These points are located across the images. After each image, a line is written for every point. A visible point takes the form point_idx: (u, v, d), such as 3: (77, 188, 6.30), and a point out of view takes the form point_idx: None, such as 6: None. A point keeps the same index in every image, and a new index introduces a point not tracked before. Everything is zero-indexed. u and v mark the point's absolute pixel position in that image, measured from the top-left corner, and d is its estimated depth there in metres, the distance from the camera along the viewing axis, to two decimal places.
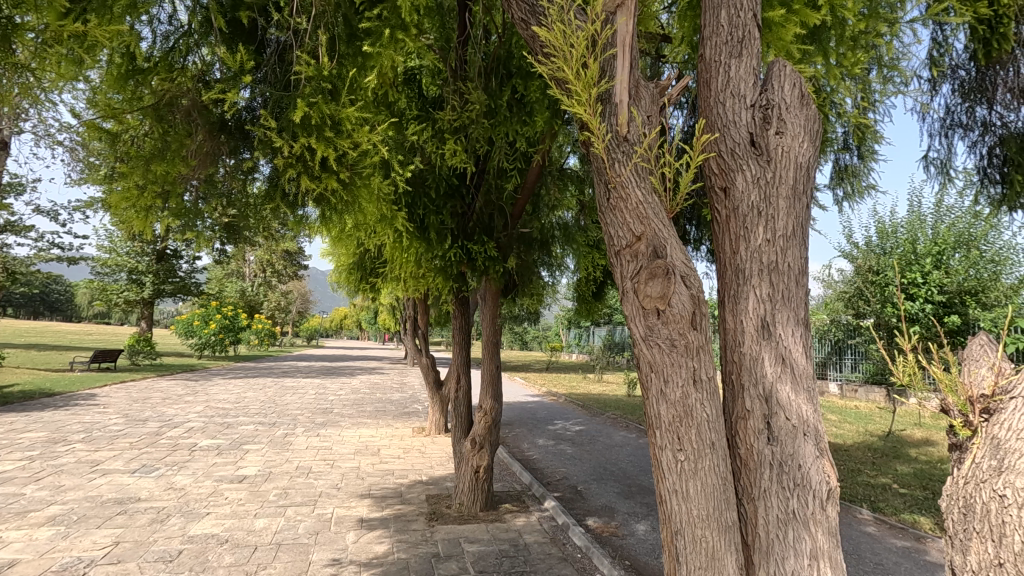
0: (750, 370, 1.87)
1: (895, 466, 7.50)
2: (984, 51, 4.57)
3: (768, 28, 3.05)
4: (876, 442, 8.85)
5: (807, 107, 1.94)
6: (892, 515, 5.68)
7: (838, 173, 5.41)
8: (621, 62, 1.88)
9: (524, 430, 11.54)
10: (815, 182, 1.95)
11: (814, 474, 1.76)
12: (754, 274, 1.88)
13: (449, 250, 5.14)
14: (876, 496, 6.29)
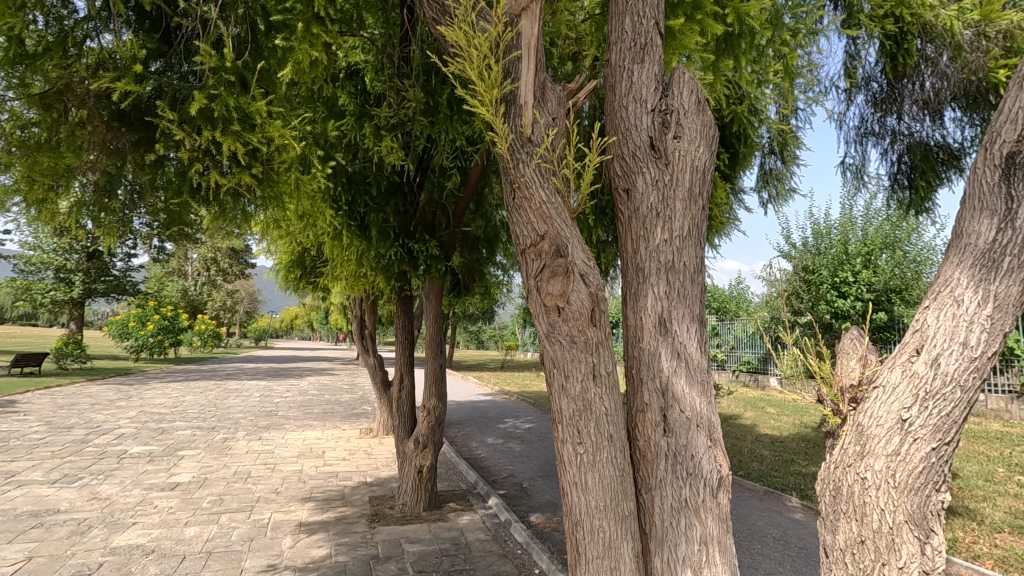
0: (648, 365, 1.94)
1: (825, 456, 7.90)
2: (892, 65, 4.91)
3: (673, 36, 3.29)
4: (809, 434, 9.32)
5: (703, 113, 2.02)
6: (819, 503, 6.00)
7: (763, 177, 5.69)
8: (526, 64, 1.91)
9: (474, 429, 11.52)
10: (712, 185, 2.04)
11: (705, 463, 1.84)
12: (652, 274, 1.96)
13: (389, 249, 5.01)
14: (805, 484, 6.62)
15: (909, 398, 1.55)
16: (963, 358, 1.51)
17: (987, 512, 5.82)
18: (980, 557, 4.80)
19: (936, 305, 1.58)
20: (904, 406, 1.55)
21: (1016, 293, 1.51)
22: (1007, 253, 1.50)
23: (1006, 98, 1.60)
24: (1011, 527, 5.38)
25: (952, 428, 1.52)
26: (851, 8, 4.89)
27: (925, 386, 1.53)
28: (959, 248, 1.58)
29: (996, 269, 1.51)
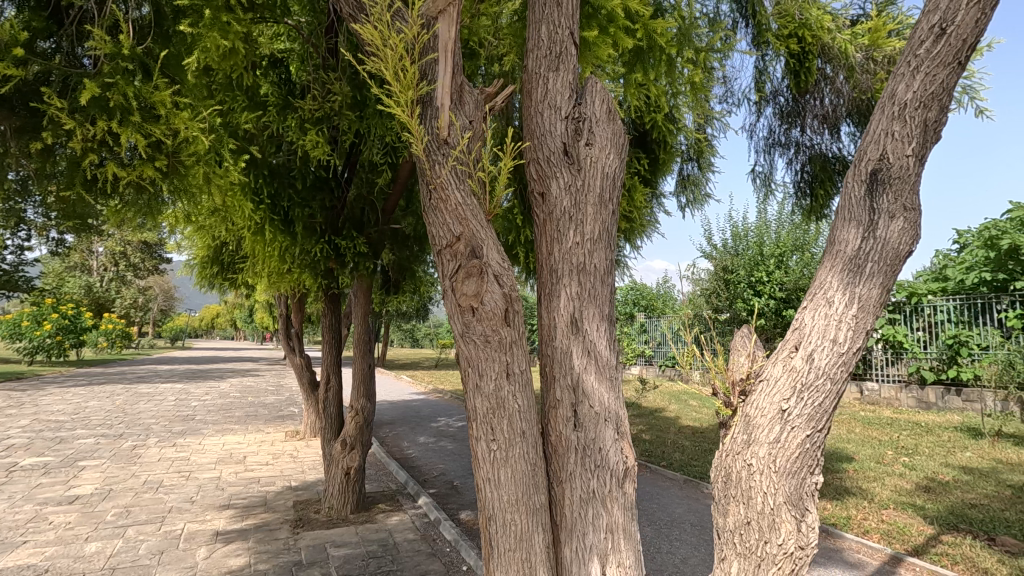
0: (561, 363, 2.02)
1: None
2: (797, 82, 5.37)
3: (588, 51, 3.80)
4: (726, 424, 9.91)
5: (614, 121, 2.11)
6: None
7: (682, 182, 6.00)
8: (443, 67, 1.93)
9: (406, 428, 11.37)
10: (622, 190, 2.14)
11: (612, 455, 1.94)
12: (565, 275, 2.03)
13: (314, 245, 4.82)
14: None
15: (789, 391, 1.70)
16: (834, 354, 1.68)
17: (876, 491, 6.43)
18: (868, 532, 5.30)
19: (812, 306, 1.75)
20: (784, 398, 1.71)
21: (877, 294, 1.70)
22: (870, 259, 1.68)
23: (870, 121, 1.79)
24: (895, 503, 5.97)
25: (823, 416, 1.69)
26: (760, 27, 5.37)
27: (802, 378, 1.70)
28: (832, 254, 1.75)
29: (860, 273, 1.69)
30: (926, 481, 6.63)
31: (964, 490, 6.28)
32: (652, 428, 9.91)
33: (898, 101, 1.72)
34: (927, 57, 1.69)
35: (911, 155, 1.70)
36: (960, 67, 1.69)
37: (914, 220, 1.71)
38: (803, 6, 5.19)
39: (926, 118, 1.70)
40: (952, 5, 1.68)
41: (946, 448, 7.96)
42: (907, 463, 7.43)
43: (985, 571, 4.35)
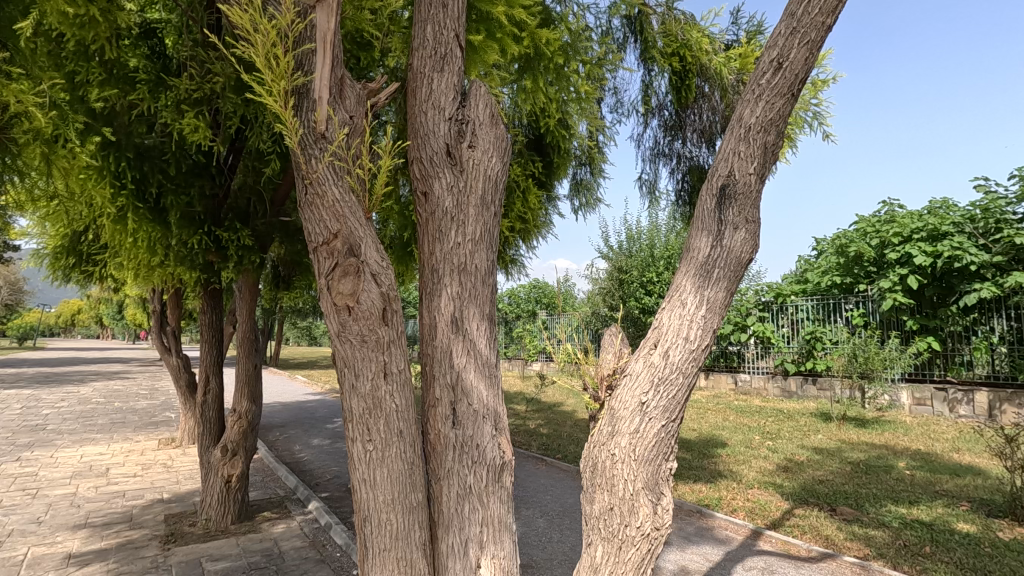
0: (441, 362, 2.04)
1: None
2: (679, 97, 5.84)
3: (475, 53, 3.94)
4: None
5: (497, 126, 2.16)
6: None
7: (575, 186, 6.30)
8: (321, 58, 1.87)
9: (299, 430, 10.82)
10: (504, 193, 2.19)
11: (490, 450, 1.99)
12: (446, 275, 2.06)
13: (190, 237, 4.36)
14: None
15: (647, 385, 1.85)
16: (686, 350, 1.85)
17: (744, 473, 7.11)
18: (735, 510, 5.87)
19: (669, 307, 1.91)
20: (644, 391, 1.85)
21: (723, 296, 1.89)
22: (717, 265, 1.87)
23: (722, 141, 1.98)
24: (759, 483, 6.65)
25: (677, 408, 1.86)
26: (646, 43, 5.76)
27: (659, 373, 1.85)
28: (688, 260, 1.93)
29: (709, 278, 1.87)
30: (785, 462, 7.44)
31: (815, 468, 7.14)
32: (549, 422, 10.24)
33: (744, 124, 1.93)
34: (767, 87, 1.91)
35: (753, 174, 1.90)
36: (794, 97, 1.93)
37: (754, 232, 1.92)
38: (685, 27, 5.63)
39: (765, 141, 1.91)
40: (787, 43, 1.91)
41: (802, 431, 8.99)
42: (770, 446, 8.29)
43: (828, 539, 4.98)
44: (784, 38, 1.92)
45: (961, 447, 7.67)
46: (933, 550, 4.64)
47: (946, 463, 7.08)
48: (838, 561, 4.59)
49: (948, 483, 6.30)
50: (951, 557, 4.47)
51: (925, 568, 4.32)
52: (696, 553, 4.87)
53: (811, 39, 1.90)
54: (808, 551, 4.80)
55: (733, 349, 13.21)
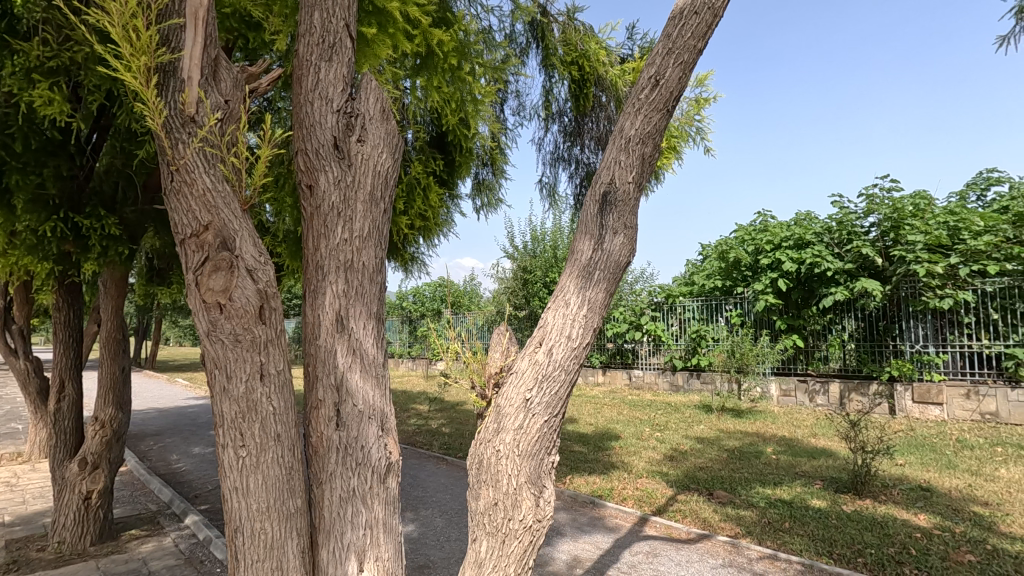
0: (324, 361, 1.97)
1: None
2: (577, 104, 6.08)
3: (365, 46, 3.85)
4: None
5: (388, 121, 2.12)
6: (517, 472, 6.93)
7: (478, 186, 6.45)
8: (191, 35, 1.74)
9: (177, 438, 9.91)
10: (395, 190, 2.15)
11: (375, 452, 1.95)
12: (331, 272, 1.99)
13: (40, 223, 3.84)
14: None
15: (531, 382, 1.91)
16: (568, 348, 1.93)
17: (635, 464, 7.55)
18: (625, 499, 6.22)
19: (554, 307, 1.99)
20: (528, 388, 1.91)
21: (603, 297, 1.99)
22: (598, 268, 1.97)
23: (606, 150, 2.09)
24: (648, 473, 7.09)
25: (559, 403, 1.93)
26: (548, 50, 5.92)
27: (543, 370, 1.92)
28: (572, 262, 2.02)
29: (590, 279, 1.97)
30: (671, 452, 8.00)
31: (696, 456, 7.74)
32: (452, 421, 10.23)
33: (625, 136, 2.05)
34: (645, 102, 2.05)
35: (632, 182, 2.03)
36: (669, 112, 2.08)
37: (632, 237, 2.04)
38: (584, 38, 5.88)
39: (643, 152, 2.04)
40: (664, 62, 2.05)
41: (686, 422, 9.71)
42: (659, 437, 8.87)
43: (705, 521, 5.43)
44: (662, 57, 2.06)
45: (817, 432, 8.67)
46: (791, 524, 5.21)
47: (805, 447, 7.98)
48: (713, 540, 5.01)
49: (806, 465, 7.11)
50: (806, 530, 5.04)
51: (784, 541, 4.84)
52: (588, 542, 5.09)
53: (684, 60, 2.07)
54: (688, 534, 5.20)
55: (628, 346, 13.98)
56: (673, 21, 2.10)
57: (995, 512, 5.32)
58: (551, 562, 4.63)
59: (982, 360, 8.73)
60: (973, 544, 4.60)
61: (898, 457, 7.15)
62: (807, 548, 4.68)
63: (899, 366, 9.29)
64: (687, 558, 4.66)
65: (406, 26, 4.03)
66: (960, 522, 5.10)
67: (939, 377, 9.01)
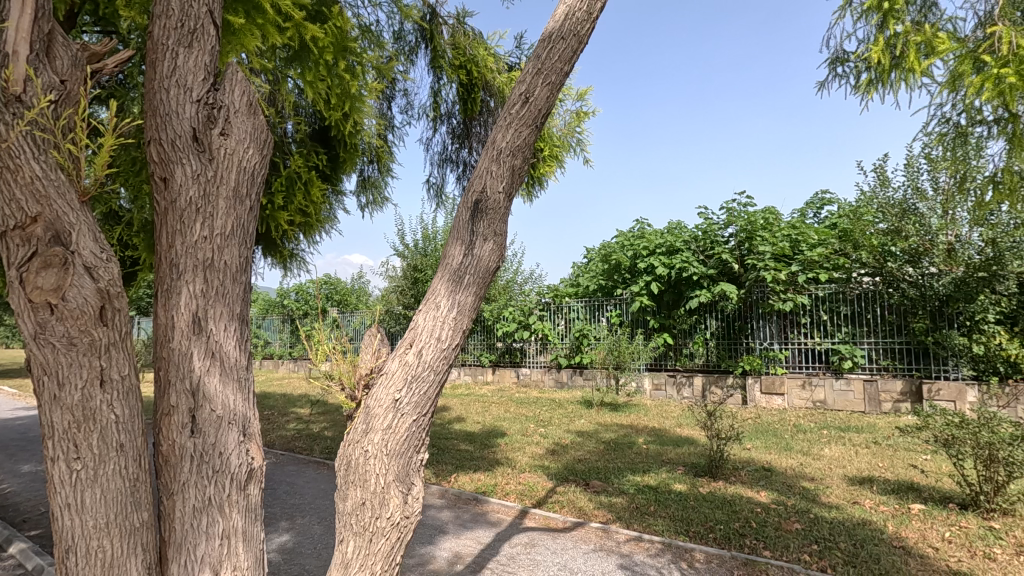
0: (177, 365, 1.86)
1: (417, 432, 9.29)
2: (465, 107, 6.20)
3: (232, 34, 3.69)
4: None
5: (256, 115, 2.05)
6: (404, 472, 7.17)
7: (363, 182, 6.41)
8: (17, 7, 1.61)
9: (2, 455, 8.56)
10: (261, 188, 2.08)
11: (234, 458, 1.87)
12: (187, 270, 1.88)
13: None
14: None
15: (401, 383, 1.96)
16: (437, 350, 2.00)
17: (519, 460, 7.80)
18: (508, 494, 6.42)
19: (425, 309, 2.06)
20: (397, 389, 1.96)
21: (472, 301, 2.09)
22: (468, 272, 2.07)
23: (479, 160, 2.20)
24: (530, 467, 7.38)
25: (428, 403, 2.00)
26: (436, 51, 5.93)
27: (412, 371, 1.98)
28: (444, 266, 2.10)
29: (460, 283, 2.06)
30: (553, 446, 8.39)
31: (576, 449, 8.19)
32: (335, 424, 9.87)
33: (497, 147, 2.17)
34: (516, 117, 2.18)
35: (502, 193, 2.14)
36: (538, 128, 2.22)
37: (501, 244, 2.16)
38: (473, 44, 5.99)
39: (513, 164, 2.17)
40: (533, 81, 2.21)
41: (568, 417, 10.22)
42: (542, 432, 9.25)
43: (580, 509, 5.78)
44: (532, 76, 2.21)
45: (681, 423, 9.55)
46: (655, 507, 5.71)
47: (671, 436, 8.76)
48: (586, 527, 5.35)
49: (671, 453, 7.79)
50: (668, 512, 5.55)
51: (649, 524, 5.30)
52: (470, 538, 5.19)
53: (552, 81, 2.23)
54: (564, 523, 5.50)
55: (517, 346, 14.37)
56: (543, 43, 2.27)
57: (818, 485, 6.23)
58: (432, 560, 4.66)
59: (814, 356, 10.14)
60: (800, 514, 5.36)
61: (746, 442, 8.11)
62: (668, 528, 5.17)
63: (750, 361, 10.51)
64: (563, 546, 4.92)
65: (278, 18, 3.91)
66: (792, 496, 5.90)
67: (781, 371, 10.31)
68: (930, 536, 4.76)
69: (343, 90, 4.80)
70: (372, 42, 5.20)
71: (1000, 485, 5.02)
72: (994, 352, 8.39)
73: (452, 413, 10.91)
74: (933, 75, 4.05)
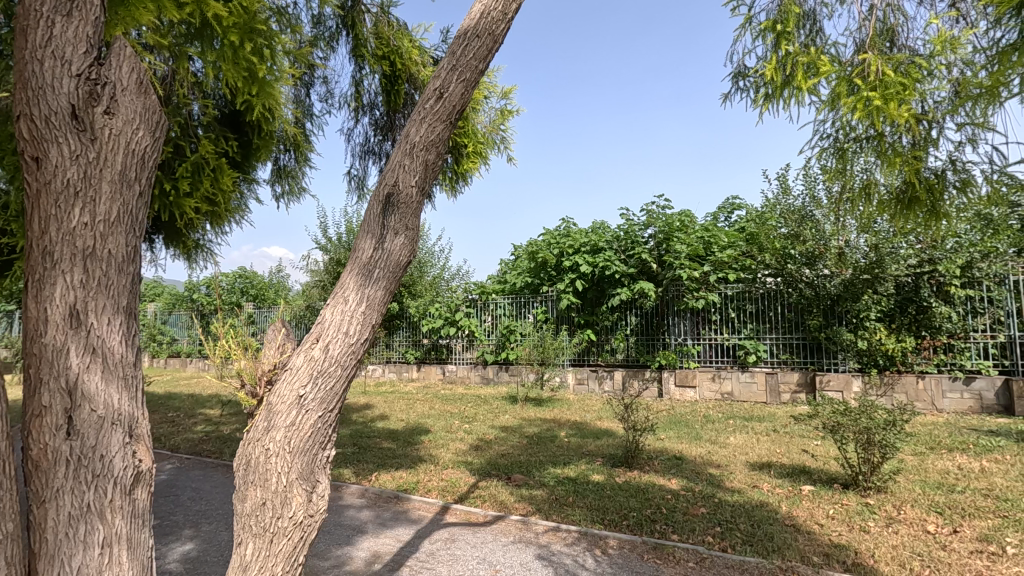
0: (50, 363, 1.71)
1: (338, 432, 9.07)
2: (388, 98, 6.08)
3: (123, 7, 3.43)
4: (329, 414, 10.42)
5: (146, 96, 1.92)
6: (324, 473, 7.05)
7: (278, 171, 6.14)
8: None
9: None
10: (152, 173, 1.95)
11: (117, 462, 1.75)
12: (63, 259, 1.73)
13: None
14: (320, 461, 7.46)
15: (306, 377, 1.91)
16: (345, 344, 1.97)
17: (442, 456, 7.78)
18: (429, 490, 6.38)
19: (333, 304, 2.01)
20: (302, 385, 1.90)
21: (382, 295, 2.07)
22: (378, 266, 2.05)
23: (392, 154, 2.18)
24: (454, 463, 7.38)
25: (334, 399, 1.96)
26: (357, 40, 5.79)
27: (317, 366, 1.93)
28: (353, 259, 2.07)
29: (370, 277, 2.03)
30: (477, 442, 8.43)
31: (499, 444, 8.28)
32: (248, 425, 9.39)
33: (410, 141, 2.16)
34: (429, 112, 2.18)
35: (415, 187, 2.14)
36: (452, 124, 2.23)
37: (413, 239, 2.15)
38: (396, 34, 5.89)
39: (427, 158, 2.16)
40: (448, 77, 2.21)
41: (493, 413, 10.31)
42: (467, 428, 9.27)
43: (501, 503, 5.86)
44: (447, 72, 2.22)
45: (602, 416, 9.90)
46: (574, 498, 5.90)
47: (591, 429, 9.06)
48: (506, 520, 5.42)
49: (591, 445, 8.06)
50: (585, 502, 5.74)
51: (567, 514, 5.46)
52: (389, 536, 5.13)
53: (466, 78, 2.24)
54: (485, 517, 5.56)
55: (443, 342, 14.29)
56: (458, 40, 2.29)
57: (723, 471, 6.68)
58: (349, 561, 4.55)
59: (723, 351, 10.81)
60: (705, 499, 5.72)
61: (660, 432, 8.54)
62: (585, 518, 5.35)
63: (666, 356, 11.07)
64: (482, 540, 4.97)
65: None
66: (700, 482, 6.29)
67: (694, 364, 10.94)
68: (816, 514, 5.24)
69: (252, 74, 4.56)
70: (287, 26, 4.99)
71: (876, 465, 5.59)
72: (875, 346, 9.34)
73: (375, 411, 10.72)
74: (817, 93, 4.43)
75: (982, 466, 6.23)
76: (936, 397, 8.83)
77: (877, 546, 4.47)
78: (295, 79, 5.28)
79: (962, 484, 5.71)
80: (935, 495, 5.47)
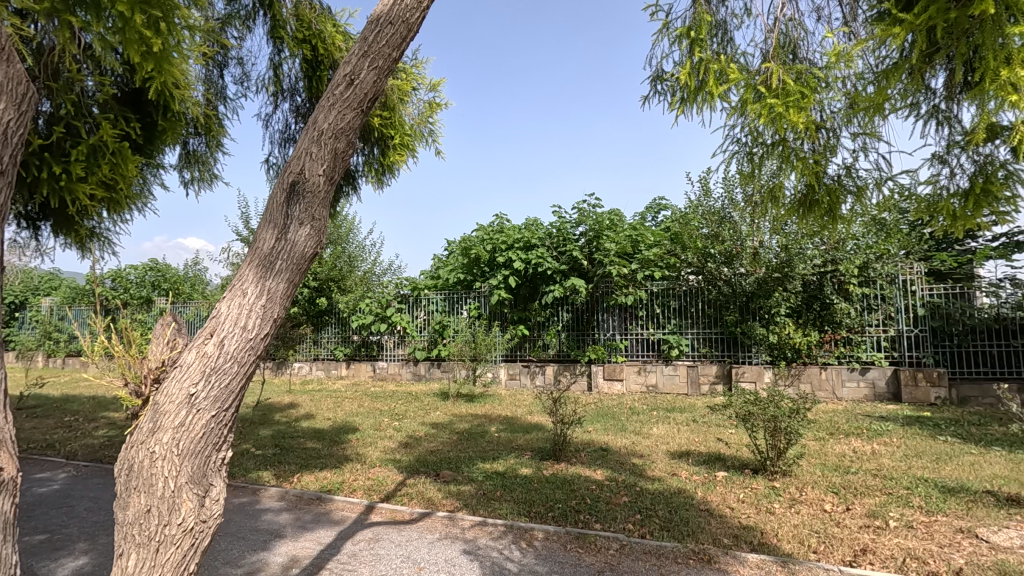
0: None
1: (258, 433, 8.64)
2: (310, 84, 5.83)
3: None
4: (249, 415, 9.91)
5: (9, 64, 1.74)
6: (242, 477, 6.70)
7: (185, 157, 5.74)
8: None
9: None
10: (18, 151, 1.76)
11: None
12: None
13: None
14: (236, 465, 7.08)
15: (197, 375, 1.80)
16: (242, 340, 1.86)
17: (369, 455, 7.59)
18: (354, 490, 6.21)
19: (229, 297, 1.91)
20: (193, 383, 1.79)
21: (284, 288, 1.97)
22: (280, 258, 1.95)
23: (298, 141, 2.08)
24: (381, 461, 7.22)
25: (229, 396, 1.85)
26: (276, 21, 5.51)
27: (211, 363, 1.82)
28: (253, 251, 1.96)
29: (271, 269, 1.94)
30: (406, 439, 8.30)
31: (429, 441, 8.19)
32: None
33: (317, 128, 2.07)
34: (339, 98, 2.10)
35: (322, 175, 2.05)
36: (363, 113, 2.16)
37: (320, 229, 2.06)
38: (319, 18, 5.66)
39: (335, 147, 2.08)
40: (358, 63, 2.14)
41: (424, 410, 10.19)
42: (396, 426, 9.10)
43: (428, 500, 5.80)
44: (358, 58, 2.15)
45: (532, 410, 10.02)
46: (502, 492, 5.93)
47: (521, 423, 9.14)
48: (432, 517, 5.37)
49: (521, 439, 8.14)
50: (513, 496, 5.79)
51: (494, 509, 5.48)
52: (309, 539, 4.94)
53: (378, 65, 2.18)
54: (410, 514, 5.48)
55: (374, 338, 13.96)
56: (371, 25, 2.22)
57: (645, 461, 6.95)
58: (264, 567, 4.35)
59: (649, 345, 11.24)
60: (627, 488, 5.91)
61: (588, 425, 8.76)
62: (512, 511, 5.39)
63: (595, 350, 11.38)
64: (407, 538, 4.89)
65: None
66: (623, 472, 6.50)
67: (621, 359, 11.31)
68: (728, 498, 5.56)
69: (150, 51, 4.21)
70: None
71: (781, 451, 6.00)
72: (785, 340, 10.02)
73: (300, 411, 10.30)
74: (727, 98, 4.67)
75: (873, 448, 6.83)
76: (835, 386, 9.63)
77: (781, 526, 4.80)
78: (204, 57, 4.97)
79: (856, 466, 6.25)
80: (832, 476, 5.95)
